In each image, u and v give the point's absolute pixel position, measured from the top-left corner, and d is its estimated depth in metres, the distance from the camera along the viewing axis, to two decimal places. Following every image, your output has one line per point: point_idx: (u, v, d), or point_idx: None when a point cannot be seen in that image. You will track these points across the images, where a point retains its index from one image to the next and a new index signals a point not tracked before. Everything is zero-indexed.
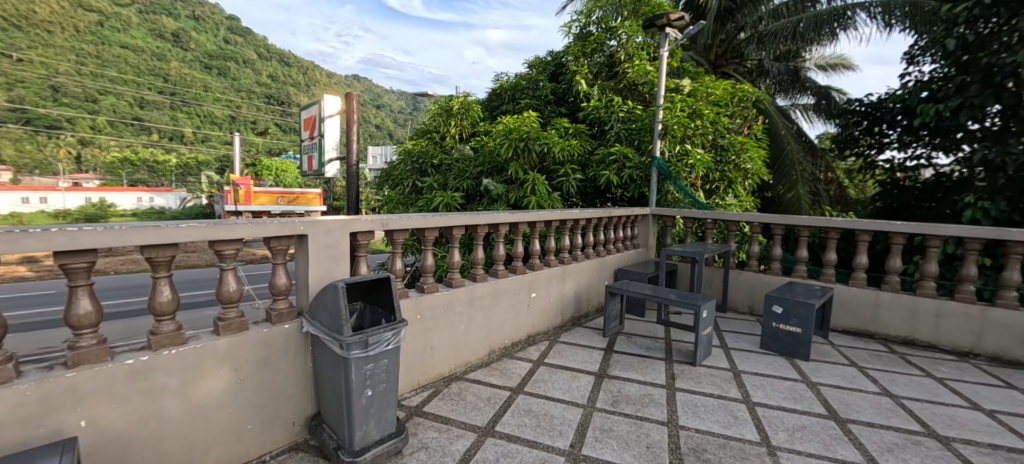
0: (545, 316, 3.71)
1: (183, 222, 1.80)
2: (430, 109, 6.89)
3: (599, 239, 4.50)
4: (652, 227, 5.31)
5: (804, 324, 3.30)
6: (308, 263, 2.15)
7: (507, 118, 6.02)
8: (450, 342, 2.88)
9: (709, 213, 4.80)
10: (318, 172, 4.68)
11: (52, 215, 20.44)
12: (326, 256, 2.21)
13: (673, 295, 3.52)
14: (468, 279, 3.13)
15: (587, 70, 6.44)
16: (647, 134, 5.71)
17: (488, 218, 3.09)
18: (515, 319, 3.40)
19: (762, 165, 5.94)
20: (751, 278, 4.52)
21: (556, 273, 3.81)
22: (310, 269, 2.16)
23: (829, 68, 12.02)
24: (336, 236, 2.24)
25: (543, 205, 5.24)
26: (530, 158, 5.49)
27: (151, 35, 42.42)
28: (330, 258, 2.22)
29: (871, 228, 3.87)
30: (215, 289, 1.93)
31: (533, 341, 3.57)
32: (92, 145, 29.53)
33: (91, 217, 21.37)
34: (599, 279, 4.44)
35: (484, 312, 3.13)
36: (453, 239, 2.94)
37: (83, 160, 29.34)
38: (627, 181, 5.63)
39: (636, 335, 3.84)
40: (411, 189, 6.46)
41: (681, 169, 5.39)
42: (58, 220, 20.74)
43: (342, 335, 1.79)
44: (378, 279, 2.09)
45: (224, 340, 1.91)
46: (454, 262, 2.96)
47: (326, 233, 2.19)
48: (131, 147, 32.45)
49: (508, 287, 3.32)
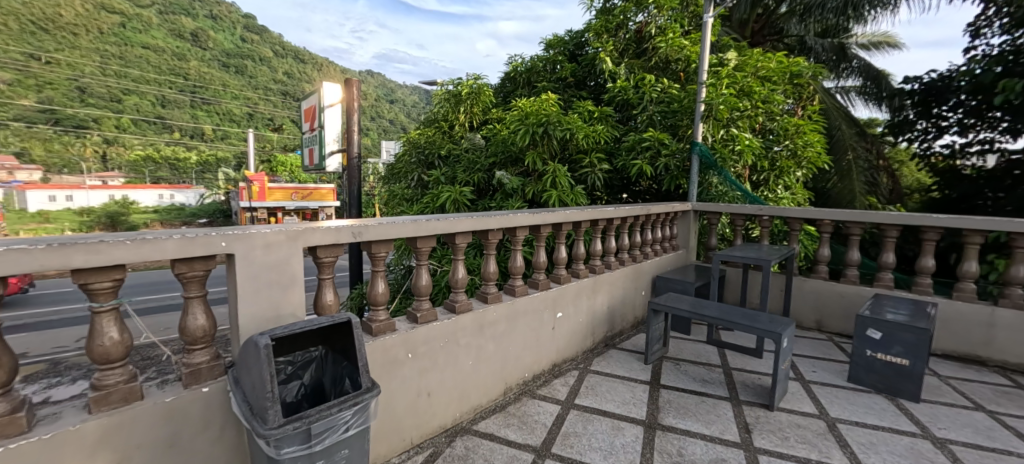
0: (573, 338, 3.00)
1: (10, 244, 1.08)
2: (438, 94, 6.28)
3: (635, 241, 3.75)
4: (694, 226, 4.54)
5: (913, 355, 2.57)
6: (238, 296, 1.42)
7: (521, 101, 5.35)
8: (454, 383, 2.19)
9: (764, 208, 4.04)
10: (318, 166, 4.79)
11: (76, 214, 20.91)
12: (267, 283, 1.48)
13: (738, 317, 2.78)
14: (477, 299, 2.42)
15: (611, 47, 5.76)
16: (685, 116, 4.95)
17: (504, 220, 2.36)
18: (537, 346, 2.69)
19: (823, 150, 5.10)
20: (819, 287, 3.75)
21: (586, 286, 3.09)
22: (242, 303, 1.43)
23: (873, 46, 10.98)
24: (285, 251, 1.51)
25: (565, 200, 4.55)
26: (550, 145, 4.77)
27: (171, 36, 43.58)
28: (274, 285, 1.50)
29: (987, 227, 3.06)
30: (86, 342, 1.25)
31: (559, 372, 2.87)
32: (115, 145, 30.11)
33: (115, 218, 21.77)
34: (635, 290, 3.70)
35: (498, 341, 2.42)
36: (458, 249, 2.21)
37: (108, 159, 29.92)
38: (661, 171, 4.88)
39: (685, 361, 3.12)
40: (417, 184, 5.80)
41: (729, 156, 4.66)
42: (80, 220, 21.09)
43: (265, 426, 1.10)
44: (336, 322, 1.43)
45: (96, 422, 1.22)
46: (458, 280, 2.24)
47: (266, 250, 1.47)
48: (153, 144, 32.97)
49: (530, 308, 2.61)
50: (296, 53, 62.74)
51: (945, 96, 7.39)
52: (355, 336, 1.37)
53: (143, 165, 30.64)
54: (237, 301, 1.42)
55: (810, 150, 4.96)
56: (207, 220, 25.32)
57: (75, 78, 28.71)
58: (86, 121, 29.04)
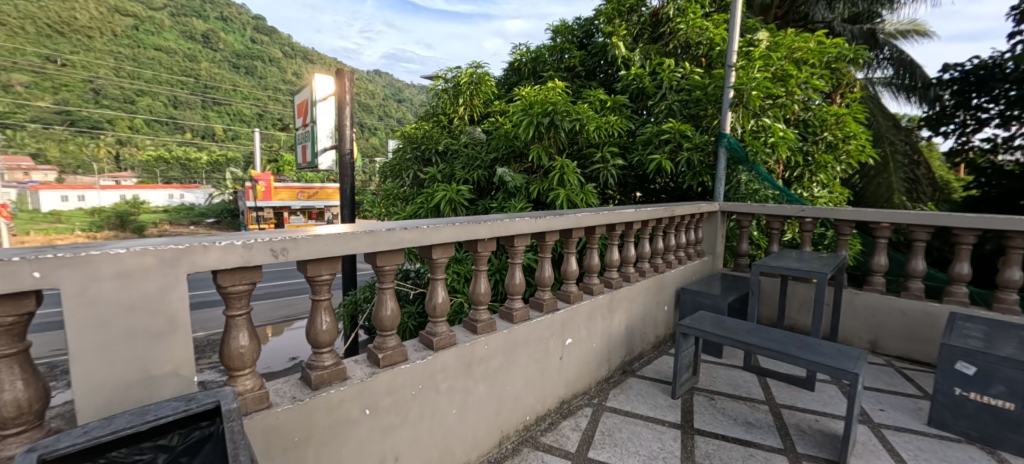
0: (584, 369, 2.47)
1: None
2: (436, 85, 5.77)
3: (657, 248, 3.21)
4: (721, 228, 3.99)
5: (1021, 397, 2.03)
6: (68, 356, 0.90)
7: (525, 91, 4.84)
8: (432, 440, 1.68)
9: (806, 209, 3.48)
10: (312, 163, 4.36)
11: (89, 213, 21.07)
12: (121, 334, 0.96)
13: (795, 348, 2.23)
14: (465, 328, 1.89)
15: (625, 32, 5.20)
16: (709, 106, 4.40)
17: (499, 228, 1.83)
18: (541, 381, 2.17)
19: (865, 143, 4.52)
20: (874, 302, 3.20)
21: (601, 304, 2.55)
22: (75, 368, 0.91)
23: (901, 35, 10.27)
24: (153, 285, 0.99)
25: (574, 200, 4.02)
26: (558, 139, 4.23)
27: (180, 38, 43.95)
28: (136, 331, 0.98)
29: None
30: None
31: (569, 412, 2.34)
32: (126, 145, 30.23)
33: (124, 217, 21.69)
34: (656, 305, 3.16)
35: (492, 380, 1.90)
36: (438, 266, 1.68)
37: (122, 160, 29.49)
38: (683, 167, 4.33)
39: (721, 394, 2.58)
40: (412, 182, 5.29)
41: (761, 149, 4.11)
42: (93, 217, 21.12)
43: None
44: (191, 416, 0.91)
45: None
46: (438, 306, 1.70)
47: (117, 284, 0.94)
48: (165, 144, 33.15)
49: (533, 336, 2.08)
50: (304, 53, 62.77)
51: (988, 84, 6.78)
52: (232, 437, 0.88)
53: (154, 165, 30.03)
54: (66, 366, 0.90)
55: (852, 142, 4.38)
56: (215, 220, 25.25)
57: (89, 78, 28.87)
58: (99, 121, 29.22)
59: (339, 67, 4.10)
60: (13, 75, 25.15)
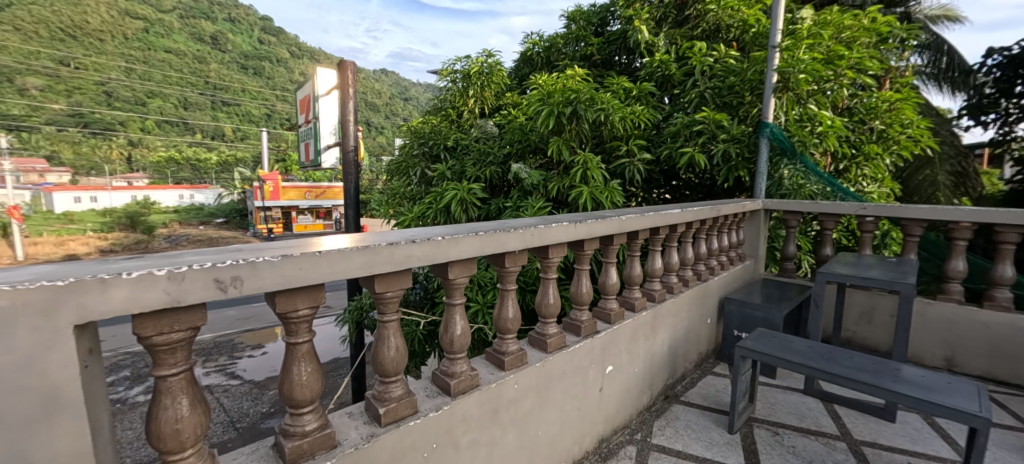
0: (625, 400, 2.08)
1: None
2: (444, 76, 5.39)
3: (700, 253, 2.81)
4: (764, 228, 3.57)
5: None
6: None
7: (540, 78, 4.44)
8: None
9: (867, 206, 3.06)
10: (316, 162, 3.99)
11: (101, 214, 21.02)
12: None
13: (890, 381, 1.82)
14: (487, 363, 1.51)
15: (648, 14, 4.77)
16: (747, 92, 3.97)
17: (533, 237, 1.44)
18: (577, 421, 1.79)
19: (921, 133, 4.07)
20: (951, 313, 2.78)
21: (644, 322, 2.16)
22: None
23: (931, 22, 9.72)
24: (9, 346, 0.63)
25: (598, 199, 3.61)
26: (579, 131, 3.82)
27: (189, 39, 44.11)
28: None
29: None
30: None
31: (609, 453, 1.95)
32: (137, 146, 30.27)
33: (134, 218, 21.65)
34: (699, 318, 2.76)
35: (522, 427, 1.52)
36: (456, 289, 1.30)
37: (134, 161, 29.57)
38: (718, 161, 3.92)
39: (787, 427, 2.18)
40: (419, 180, 4.92)
41: (808, 140, 3.70)
42: (104, 218, 21.14)
43: None
44: None
45: None
46: (455, 340, 1.33)
47: None
48: (175, 144, 33.20)
49: (569, 368, 1.70)
50: (311, 53, 62.81)
51: None
52: None
53: (165, 166, 30.21)
54: None
55: (907, 132, 3.93)
56: (225, 220, 25.17)
57: (100, 80, 28.97)
58: (110, 123, 29.34)
59: (341, 57, 3.75)
60: (27, 78, 25.24)
